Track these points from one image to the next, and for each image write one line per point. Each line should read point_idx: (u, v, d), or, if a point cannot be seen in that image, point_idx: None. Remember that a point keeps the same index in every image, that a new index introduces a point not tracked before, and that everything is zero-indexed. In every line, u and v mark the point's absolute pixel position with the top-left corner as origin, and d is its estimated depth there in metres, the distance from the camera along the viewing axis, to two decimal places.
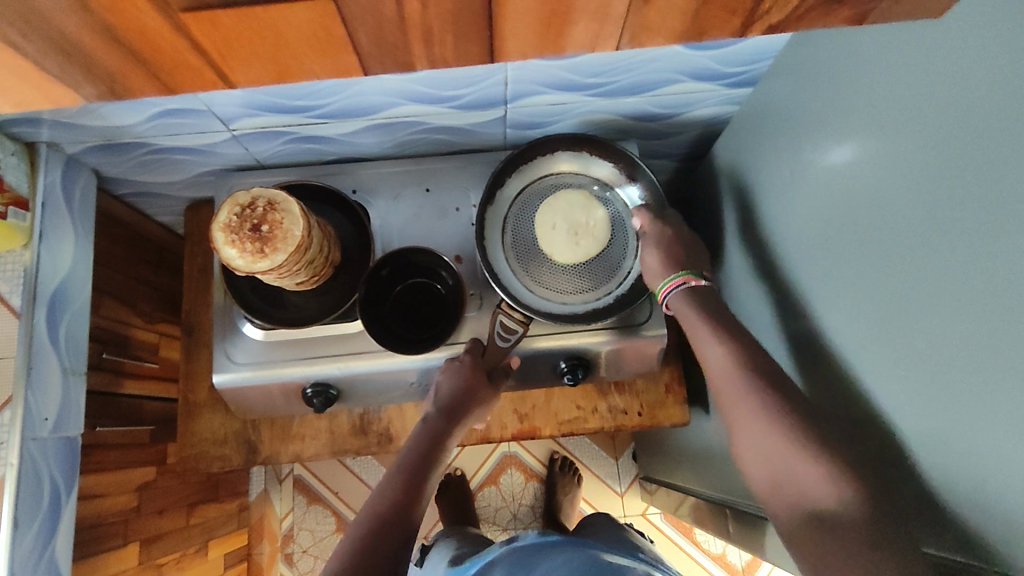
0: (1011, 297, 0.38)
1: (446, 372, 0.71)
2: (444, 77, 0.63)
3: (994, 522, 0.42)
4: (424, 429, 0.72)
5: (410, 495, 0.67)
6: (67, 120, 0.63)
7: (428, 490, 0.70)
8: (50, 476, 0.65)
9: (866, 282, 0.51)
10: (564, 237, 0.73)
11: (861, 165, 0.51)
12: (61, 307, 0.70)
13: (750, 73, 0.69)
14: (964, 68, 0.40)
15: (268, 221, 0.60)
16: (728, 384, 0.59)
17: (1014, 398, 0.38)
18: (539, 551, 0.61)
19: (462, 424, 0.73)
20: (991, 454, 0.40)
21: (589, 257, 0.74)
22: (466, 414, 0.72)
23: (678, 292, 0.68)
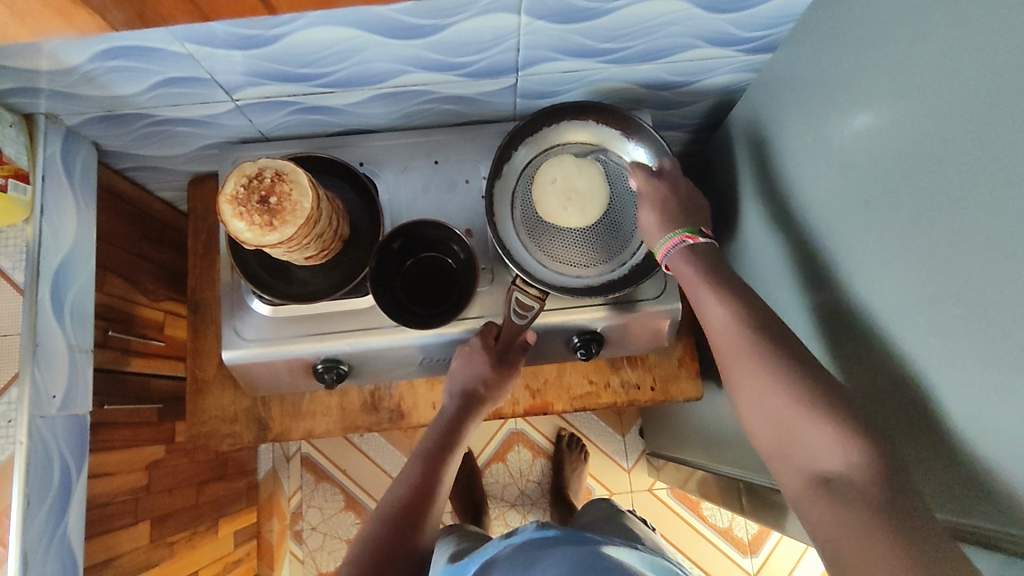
0: None
1: (461, 359, 0.72)
2: (453, 42, 0.61)
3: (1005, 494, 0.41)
4: (442, 420, 0.74)
5: (426, 490, 0.68)
6: (66, 90, 0.62)
7: (444, 483, 0.71)
8: (59, 454, 0.65)
9: (887, 252, 0.50)
10: (556, 194, 0.72)
11: (884, 132, 0.50)
12: (65, 283, 0.68)
13: (770, 38, 0.67)
14: (999, 25, 0.39)
15: (276, 193, 0.59)
16: (730, 345, 0.56)
17: None
18: (539, 547, 0.55)
19: (478, 414, 0.75)
20: (1010, 425, 0.40)
21: (565, 226, 0.72)
22: (482, 405, 0.74)
23: (677, 250, 0.65)
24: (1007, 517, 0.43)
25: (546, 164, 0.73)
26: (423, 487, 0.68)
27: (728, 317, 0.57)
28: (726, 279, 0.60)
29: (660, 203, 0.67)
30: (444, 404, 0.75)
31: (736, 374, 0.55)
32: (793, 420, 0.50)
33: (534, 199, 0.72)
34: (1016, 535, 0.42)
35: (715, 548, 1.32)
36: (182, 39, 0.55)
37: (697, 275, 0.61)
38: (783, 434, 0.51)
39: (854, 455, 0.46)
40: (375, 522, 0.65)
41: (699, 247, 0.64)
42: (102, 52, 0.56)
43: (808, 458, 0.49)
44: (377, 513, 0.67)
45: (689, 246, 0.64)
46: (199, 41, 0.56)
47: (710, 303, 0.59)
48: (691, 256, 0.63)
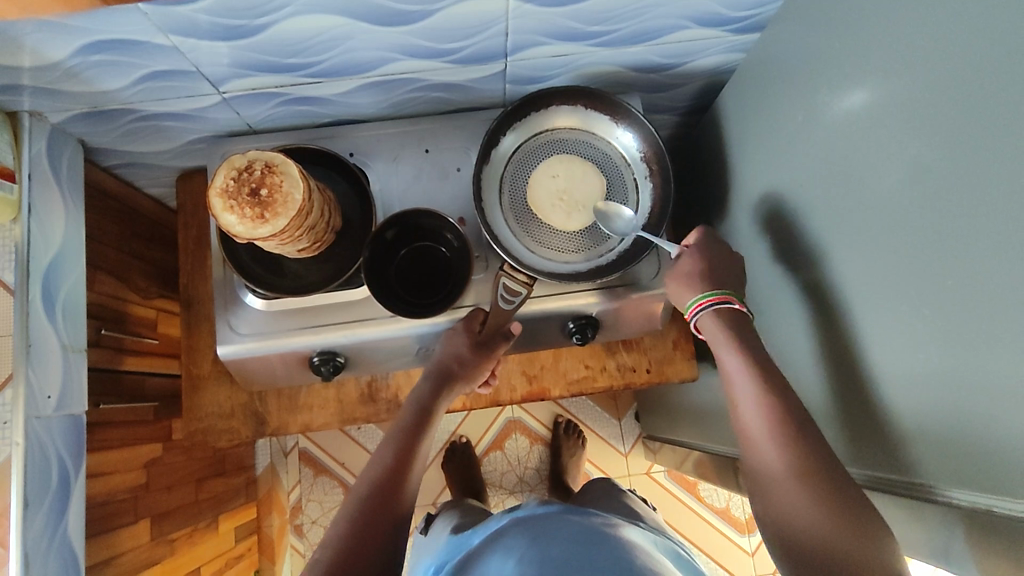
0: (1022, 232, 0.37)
1: (444, 341, 0.71)
2: (440, 28, 0.61)
3: (991, 458, 0.42)
4: (415, 400, 0.71)
5: (404, 468, 0.64)
6: (49, 86, 0.61)
7: (421, 463, 0.67)
8: (57, 455, 0.64)
9: (879, 226, 0.50)
10: (551, 189, 0.73)
11: (872, 110, 0.50)
12: (55, 283, 0.67)
13: (758, 18, 0.67)
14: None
15: (267, 185, 0.58)
16: (751, 411, 0.57)
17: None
18: (543, 524, 0.58)
19: (451, 394, 0.72)
20: (998, 394, 0.40)
21: (567, 230, 0.72)
22: (456, 385, 0.72)
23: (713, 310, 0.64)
24: (963, 472, 0.45)
25: (556, 163, 0.73)
26: (400, 465, 0.64)
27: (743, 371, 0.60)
28: (756, 348, 0.61)
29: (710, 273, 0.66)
30: (417, 387, 0.72)
31: (753, 442, 0.57)
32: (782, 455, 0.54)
33: (532, 176, 0.73)
34: (968, 489, 0.45)
35: (714, 529, 1.34)
36: (168, 31, 0.55)
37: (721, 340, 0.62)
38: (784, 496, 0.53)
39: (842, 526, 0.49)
40: (350, 506, 0.60)
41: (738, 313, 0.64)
42: (86, 45, 0.55)
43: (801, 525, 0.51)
44: (350, 496, 0.61)
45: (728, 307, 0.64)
46: (184, 32, 0.55)
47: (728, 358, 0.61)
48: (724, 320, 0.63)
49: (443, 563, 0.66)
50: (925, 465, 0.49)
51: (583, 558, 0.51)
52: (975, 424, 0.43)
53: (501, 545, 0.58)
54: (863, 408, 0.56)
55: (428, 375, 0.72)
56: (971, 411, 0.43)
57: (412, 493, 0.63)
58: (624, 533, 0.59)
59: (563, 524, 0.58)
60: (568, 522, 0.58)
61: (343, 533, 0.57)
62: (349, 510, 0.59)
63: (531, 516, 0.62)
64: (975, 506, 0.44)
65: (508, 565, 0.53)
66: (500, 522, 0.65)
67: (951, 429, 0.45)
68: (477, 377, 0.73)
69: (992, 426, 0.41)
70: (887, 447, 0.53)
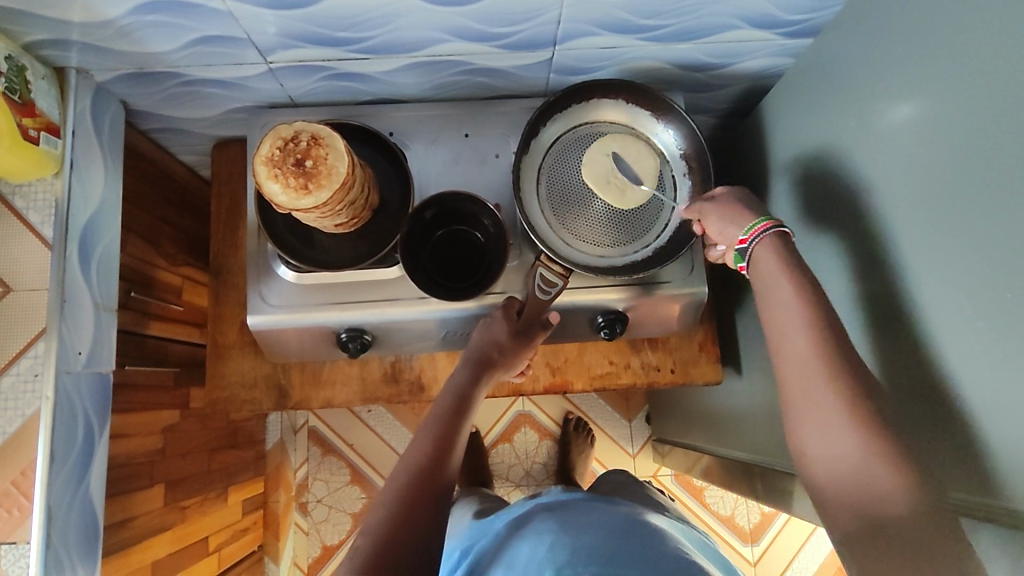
0: None
1: (480, 330, 0.70)
2: (493, 11, 0.60)
3: None
4: (452, 386, 0.69)
5: (444, 455, 0.61)
6: (99, 43, 0.61)
7: (459, 451, 0.64)
8: (84, 412, 0.64)
9: (931, 235, 0.50)
10: (605, 168, 0.71)
11: (929, 121, 0.49)
12: (91, 242, 0.67)
13: (810, 23, 0.66)
14: None
15: (311, 156, 0.58)
16: (805, 364, 0.52)
17: None
18: (573, 512, 0.59)
19: (490, 381, 0.70)
20: None
21: (604, 224, 0.72)
22: (493, 372, 0.70)
23: (768, 238, 0.58)
24: (1003, 487, 0.44)
25: (608, 142, 0.72)
26: (441, 451, 0.61)
27: (801, 314, 0.53)
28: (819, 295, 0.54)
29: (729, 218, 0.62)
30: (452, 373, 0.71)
31: (805, 399, 0.51)
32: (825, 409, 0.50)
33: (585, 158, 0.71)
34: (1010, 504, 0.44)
35: (717, 536, 1.33)
36: None
37: (778, 273, 0.56)
38: (843, 467, 0.48)
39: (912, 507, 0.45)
40: (392, 492, 0.57)
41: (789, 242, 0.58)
42: (141, 4, 0.55)
43: (864, 499, 0.47)
44: (391, 482, 0.59)
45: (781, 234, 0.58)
46: None
47: (786, 297, 0.55)
48: (779, 250, 0.57)
49: (469, 547, 0.67)
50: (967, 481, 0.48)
51: (614, 548, 0.52)
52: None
53: (530, 526, 0.59)
54: None
55: (464, 363, 0.70)
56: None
57: (454, 481, 0.61)
58: (653, 519, 0.60)
59: (594, 516, 0.58)
60: (597, 512, 0.59)
61: (384, 518, 0.55)
62: (391, 496, 0.57)
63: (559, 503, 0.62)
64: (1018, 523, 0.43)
65: (541, 550, 0.54)
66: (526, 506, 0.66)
67: (1003, 447, 0.44)
68: (513, 365, 0.71)
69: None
70: None
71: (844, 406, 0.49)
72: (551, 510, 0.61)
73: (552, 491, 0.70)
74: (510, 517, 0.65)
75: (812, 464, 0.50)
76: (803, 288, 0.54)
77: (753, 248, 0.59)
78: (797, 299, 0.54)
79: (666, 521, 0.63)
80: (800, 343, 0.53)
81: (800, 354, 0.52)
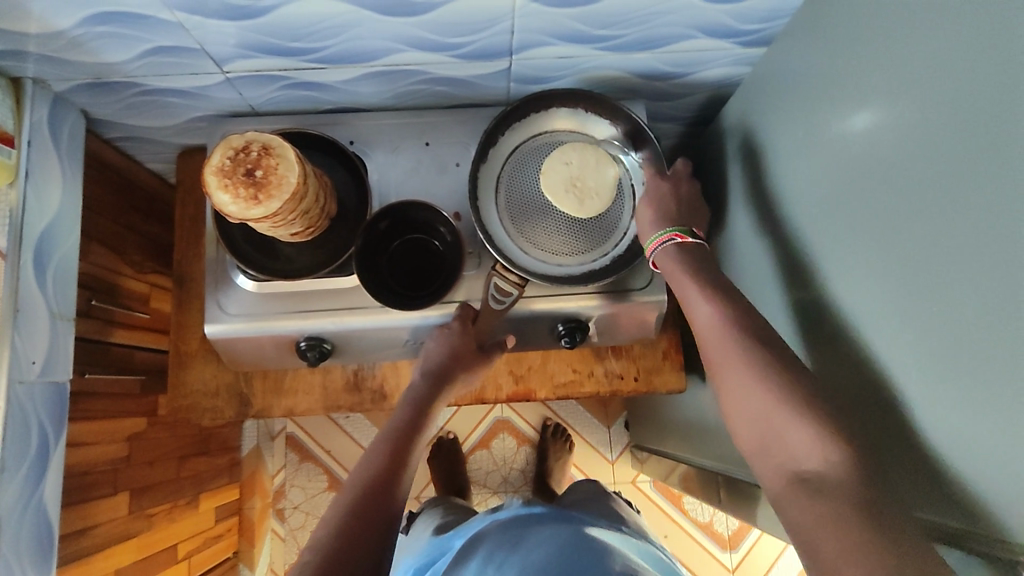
0: (1010, 266, 0.37)
1: (435, 340, 0.71)
2: (446, 22, 0.61)
3: (973, 489, 0.42)
4: (411, 401, 0.70)
5: (400, 465, 0.62)
6: (53, 54, 0.61)
7: (413, 464, 0.65)
8: (38, 421, 0.65)
9: (870, 248, 0.50)
10: (564, 177, 0.70)
11: (868, 133, 0.50)
12: (47, 252, 0.68)
13: (765, 32, 0.66)
14: (979, 27, 0.39)
15: (262, 167, 0.58)
16: (717, 341, 0.55)
17: (1005, 367, 0.38)
18: (524, 530, 0.59)
19: (449, 395, 0.72)
20: (981, 424, 0.40)
21: (562, 234, 0.71)
22: (452, 385, 0.71)
23: (667, 248, 0.64)
24: (945, 500, 0.44)
25: (563, 150, 0.71)
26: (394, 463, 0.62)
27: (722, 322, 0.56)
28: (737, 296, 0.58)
29: (655, 199, 0.67)
30: (410, 386, 0.72)
31: (741, 401, 0.52)
32: (761, 409, 0.51)
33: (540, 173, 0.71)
34: (951, 515, 0.44)
35: (696, 543, 1.33)
36: (172, 6, 0.55)
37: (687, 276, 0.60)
38: (765, 435, 0.50)
39: (836, 457, 0.46)
40: (344, 501, 0.58)
41: (687, 245, 0.63)
42: (90, 16, 0.56)
43: (789, 456, 0.48)
44: (344, 491, 0.59)
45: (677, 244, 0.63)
46: (189, 9, 0.56)
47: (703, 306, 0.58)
48: (679, 254, 0.63)
49: (428, 564, 0.66)
50: (909, 492, 0.48)
51: (562, 562, 0.52)
52: (965, 456, 0.42)
53: (482, 546, 0.59)
54: None
55: (423, 376, 0.71)
56: (963, 442, 0.42)
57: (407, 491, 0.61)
58: (598, 533, 0.61)
59: (545, 533, 0.58)
60: (549, 529, 0.59)
61: (333, 529, 0.55)
62: (342, 505, 0.58)
63: (516, 521, 0.62)
64: (967, 531, 0.43)
65: (487, 569, 0.54)
66: (483, 523, 0.66)
67: (941, 459, 0.44)
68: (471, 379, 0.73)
69: (984, 457, 0.40)
70: None
71: (753, 375, 0.52)
72: (507, 529, 0.61)
73: (511, 504, 0.69)
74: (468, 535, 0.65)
75: (744, 441, 0.52)
76: (717, 289, 0.58)
77: (656, 257, 0.65)
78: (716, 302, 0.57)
79: (617, 536, 0.63)
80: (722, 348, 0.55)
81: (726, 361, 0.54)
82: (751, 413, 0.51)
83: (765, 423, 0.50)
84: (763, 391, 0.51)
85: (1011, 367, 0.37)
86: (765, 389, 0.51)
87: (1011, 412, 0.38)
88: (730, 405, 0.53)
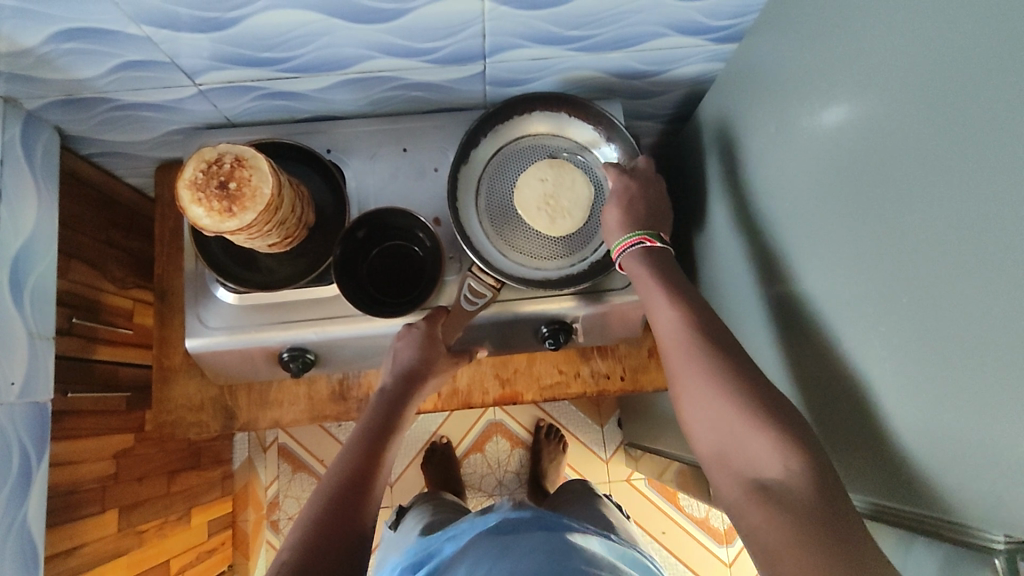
0: (978, 257, 0.37)
1: (402, 340, 0.68)
2: (417, 27, 0.60)
3: (956, 481, 0.42)
4: (382, 404, 0.68)
5: (371, 470, 0.61)
6: (23, 72, 0.60)
7: (386, 469, 0.63)
8: (19, 442, 0.64)
9: (846, 243, 0.50)
10: (538, 193, 0.71)
11: (839, 126, 0.49)
12: (24, 272, 0.67)
13: (737, 28, 0.66)
14: (940, 18, 0.39)
15: (236, 178, 0.58)
16: (677, 351, 0.56)
17: (974, 357, 0.38)
18: (511, 537, 0.59)
19: (418, 397, 0.69)
20: (955, 416, 0.40)
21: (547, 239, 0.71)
22: (421, 388, 0.69)
23: (634, 251, 0.64)
24: (937, 494, 0.44)
25: (541, 165, 0.72)
26: (368, 468, 0.61)
27: (683, 329, 0.56)
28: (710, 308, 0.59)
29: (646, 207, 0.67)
30: (380, 387, 0.69)
31: (699, 408, 0.52)
32: (721, 415, 0.51)
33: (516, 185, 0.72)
34: (943, 508, 0.44)
35: (692, 539, 1.33)
36: (139, 21, 0.55)
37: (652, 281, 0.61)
38: (725, 442, 0.50)
39: (797, 466, 0.46)
40: (313, 509, 0.56)
41: (655, 250, 0.64)
42: (57, 32, 0.55)
43: (750, 467, 0.48)
44: (314, 498, 0.58)
45: (645, 249, 0.64)
46: (156, 23, 0.55)
47: (665, 313, 0.58)
48: (647, 258, 0.63)
49: (414, 566, 0.66)
50: (899, 486, 0.48)
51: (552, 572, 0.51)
52: (944, 447, 0.42)
53: (469, 552, 0.58)
54: (828, 423, 0.55)
55: (392, 377, 0.69)
56: (940, 435, 0.42)
57: (379, 498, 0.60)
58: (579, 539, 0.60)
59: (533, 541, 0.57)
60: (537, 537, 0.58)
61: (305, 537, 0.54)
62: (311, 513, 0.56)
63: (504, 527, 0.61)
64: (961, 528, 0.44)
65: None
66: (470, 526, 0.65)
67: (924, 451, 0.44)
68: (440, 381, 0.71)
69: (961, 449, 0.40)
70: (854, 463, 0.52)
71: (711, 383, 0.52)
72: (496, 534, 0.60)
73: (503, 507, 0.67)
74: (460, 540, 0.64)
75: (705, 453, 0.52)
76: (681, 297, 0.59)
77: (622, 259, 0.65)
78: (675, 307, 0.58)
79: (596, 539, 0.63)
80: (682, 357, 0.55)
81: (684, 368, 0.54)
82: (710, 420, 0.51)
83: (724, 429, 0.50)
84: (720, 399, 0.51)
85: (980, 357, 0.38)
86: (727, 400, 0.51)
87: (984, 402, 0.38)
88: (687, 414, 0.54)
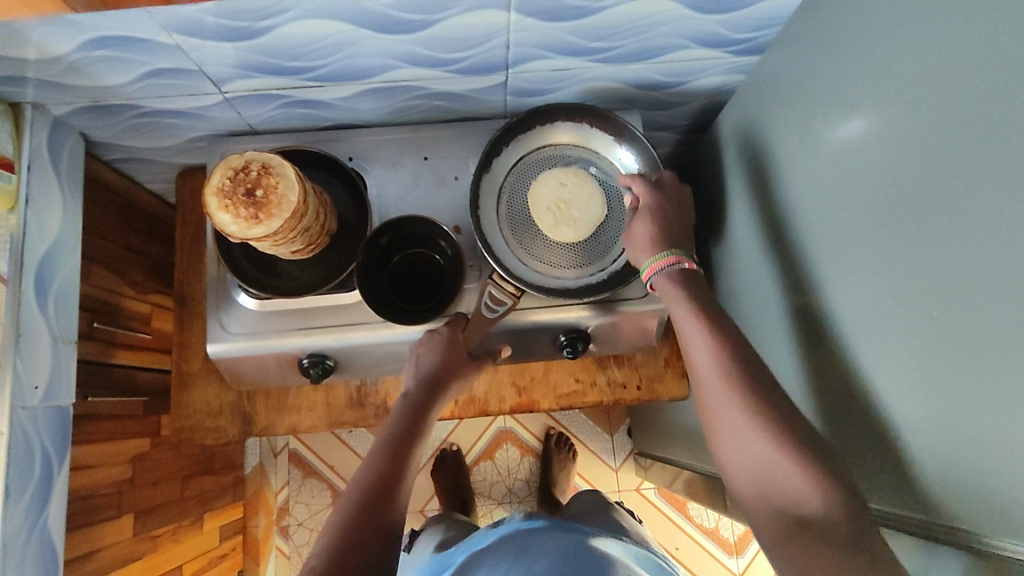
0: (1005, 271, 0.37)
1: (425, 345, 0.68)
2: (441, 38, 0.61)
3: (977, 493, 0.42)
4: (406, 408, 0.67)
5: (396, 476, 0.60)
6: (53, 79, 0.61)
7: (411, 475, 0.63)
8: (42, 447, 0.64)
9: (870, 255, 0.50)
10: (552, 193, 0.72)
11: (862, 139, 0.50)
12: (48, 276, 0.68)
13: (758, 41, 0.67)
14: (965, 35, 0.39)
15: (263, 186, 0.59)
16: (713, 381, 0.55)
17: (997, 371, 0.38)
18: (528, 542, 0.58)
19: (443, 403, 0.69)
20: (976, 429, 0.40)
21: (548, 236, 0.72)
22: (444, 396, 0.68)
23: (668, 271, 0.63)
24: (954, 506, 0.44)
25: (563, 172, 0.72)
26: (392, 475, 0.60)
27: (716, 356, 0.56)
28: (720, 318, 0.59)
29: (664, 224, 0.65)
30: (404, 391, 0.69)
31: (733, 436, 0.52)
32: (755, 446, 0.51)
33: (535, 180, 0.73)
34: (957, 521, 0.44)
35: (701, 549, 1.33)
36: (170, 29, 0.55)
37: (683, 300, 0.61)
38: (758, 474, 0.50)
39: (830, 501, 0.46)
40: (338, 518, 0.56)
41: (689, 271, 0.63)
42: (88, 40, 0.56)
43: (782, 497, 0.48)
44: (340, 506, 0.58)
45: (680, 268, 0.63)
46: (186, 32, 0.56)
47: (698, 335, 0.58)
48: (680, 279, 0.62)
49: None
50: (917, 498, 0.48)
51: None
52: (966, 460, 0.42)
53: (486, 559, 0.58)
54: (849, 435, 0.55)
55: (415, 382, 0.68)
56: (961, 449, 0.42)
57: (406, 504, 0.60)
58: (599, 544, 0.60)
59: (549, 545, 0.57)
60: (553, 541, 0.58)
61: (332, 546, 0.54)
62: (338, 521, 0.56)
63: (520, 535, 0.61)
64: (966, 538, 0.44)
65: None
66: (486, 537, 0.65)
67: (944, 464, 0.44)
68: (464, 386, 0.71)
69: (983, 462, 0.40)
70: (875, 476, 0.52)
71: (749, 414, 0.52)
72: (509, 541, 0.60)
73: (514, 517, 0.67)
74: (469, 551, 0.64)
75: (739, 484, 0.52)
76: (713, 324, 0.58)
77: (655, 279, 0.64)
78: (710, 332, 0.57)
79: (614, 544, 0.62)
80: (715, 387, 0.55)
81: (718, 396, 0.54)
82: (744, 450, 0.51)
83: (758, 462, 0.50)
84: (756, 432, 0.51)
85: (1004, 371, 0.38)
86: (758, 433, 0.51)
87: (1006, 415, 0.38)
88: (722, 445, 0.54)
